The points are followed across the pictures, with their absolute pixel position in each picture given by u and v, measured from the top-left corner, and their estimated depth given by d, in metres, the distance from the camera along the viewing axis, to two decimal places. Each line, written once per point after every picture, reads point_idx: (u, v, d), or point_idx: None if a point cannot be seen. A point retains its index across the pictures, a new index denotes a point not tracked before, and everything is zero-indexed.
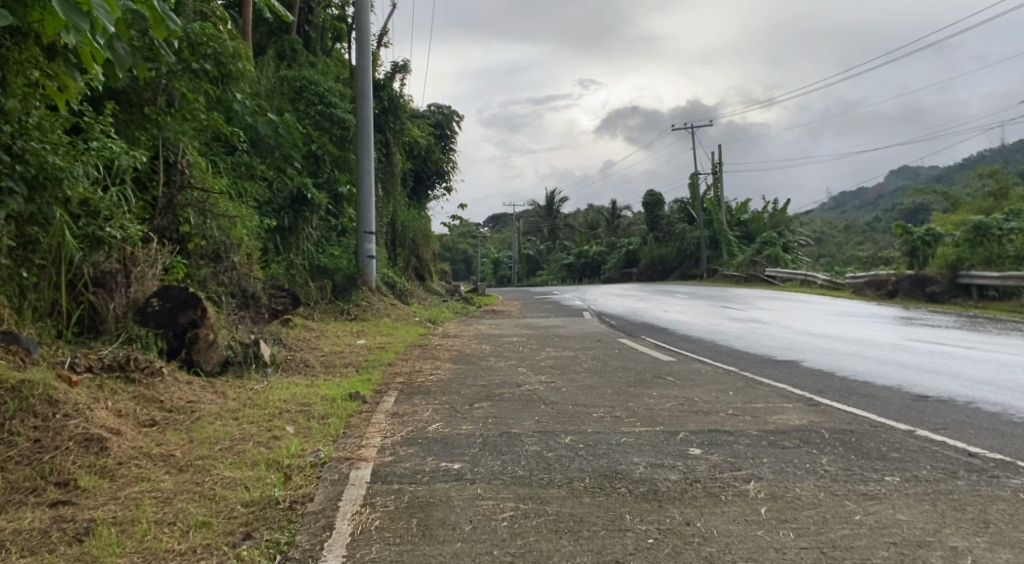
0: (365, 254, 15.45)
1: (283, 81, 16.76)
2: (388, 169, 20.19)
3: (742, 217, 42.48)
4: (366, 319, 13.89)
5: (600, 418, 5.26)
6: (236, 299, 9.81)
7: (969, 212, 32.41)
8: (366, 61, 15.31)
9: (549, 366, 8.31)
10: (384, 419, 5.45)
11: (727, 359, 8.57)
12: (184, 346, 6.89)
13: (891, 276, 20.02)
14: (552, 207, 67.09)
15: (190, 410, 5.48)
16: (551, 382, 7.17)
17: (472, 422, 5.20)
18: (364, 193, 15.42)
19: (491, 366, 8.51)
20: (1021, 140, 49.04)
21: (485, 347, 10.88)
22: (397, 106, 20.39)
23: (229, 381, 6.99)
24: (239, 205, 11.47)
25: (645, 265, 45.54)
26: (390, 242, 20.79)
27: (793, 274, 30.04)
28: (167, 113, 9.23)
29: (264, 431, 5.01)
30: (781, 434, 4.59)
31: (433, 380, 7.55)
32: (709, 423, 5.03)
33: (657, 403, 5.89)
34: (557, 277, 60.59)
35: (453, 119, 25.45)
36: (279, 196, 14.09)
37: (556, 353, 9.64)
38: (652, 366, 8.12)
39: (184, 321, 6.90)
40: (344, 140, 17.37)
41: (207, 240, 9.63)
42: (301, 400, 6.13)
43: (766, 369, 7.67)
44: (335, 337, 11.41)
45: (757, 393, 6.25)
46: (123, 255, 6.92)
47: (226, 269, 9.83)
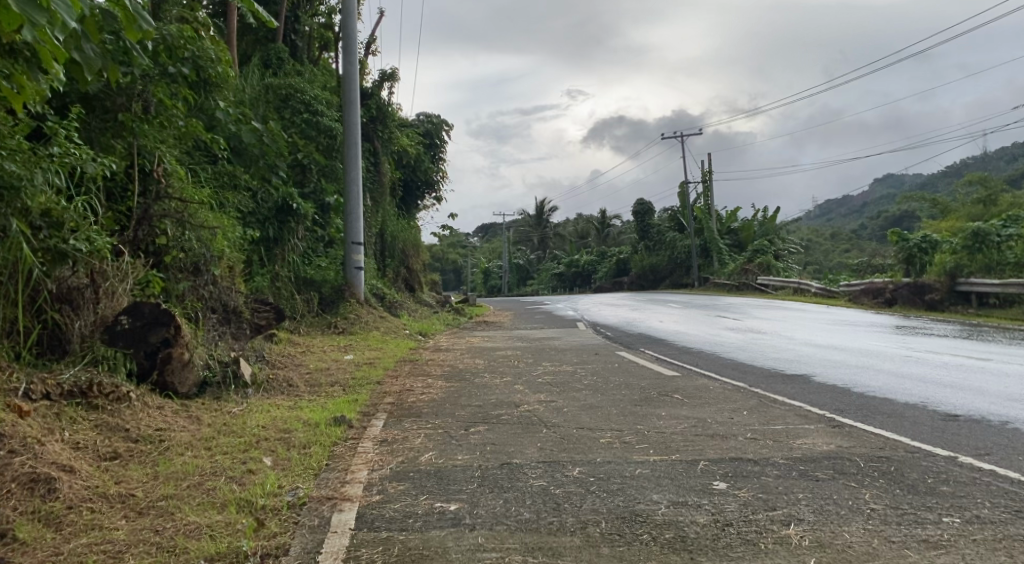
0: (353, 265, 14.96)
1: (267, 89, 16.32)
2: (376, 177, 19.72)
3: (732, 225, 42.23)
4: (355, 333, 13.39)
5: (608, 444, 4.81)
6: (216, 314, 9.31)
7: (959, 219, 32.24)
8: (353, 66, 14.86)
9: (547, 383, 7.84)
10: (370, 448, 4.97)
11: (733, 374, 8.11)
12: (156, 367, 6.40)
13: (887, 285, 19.67)
14: (541, 216, 66.85)
15: (158, 440, 4.99)
16: (551, 401, 6.70)
17: (467, 451, 4.72)
18: (351, 203, 14.94)
19: (485, 384, 8.05)
20: (1005, 148, 49.14)
21: (478, 361, 10.40)
22: (385, 114, 19.94)
23: (205, 404, 6.50)
24: (220, 216, 10.98)
25: (636, 274, 45.17)
26: (378, 252, 20.30)
27: (785, 282, 29.74)
28: (143, 119, 8.79)
29: (238, 464, 4.52)
30: (813, 463, 4.14)
31: (423, 400, 7.07)
32: (729, 450, 4.57)
33: (668, 425, 5.44)
34: (547, 287, 60.26)
35: (442, 127, 25.04)
36: (263, 207, 13.58)
37: (553, 368, 9.19)
38: (656, 382, 7.65)
39: (156, 340, 6.40)
40: (330, 149, 16.89)
41: (186, 252, 9.09)
42: (280, 426, 5.63)
43: (776, 386, 7.20)
44: (322, 353, 10.92)
45: (774, 413, 5.79)
46: (90, 270, 6.42)
47: (205, 283, 9.32)
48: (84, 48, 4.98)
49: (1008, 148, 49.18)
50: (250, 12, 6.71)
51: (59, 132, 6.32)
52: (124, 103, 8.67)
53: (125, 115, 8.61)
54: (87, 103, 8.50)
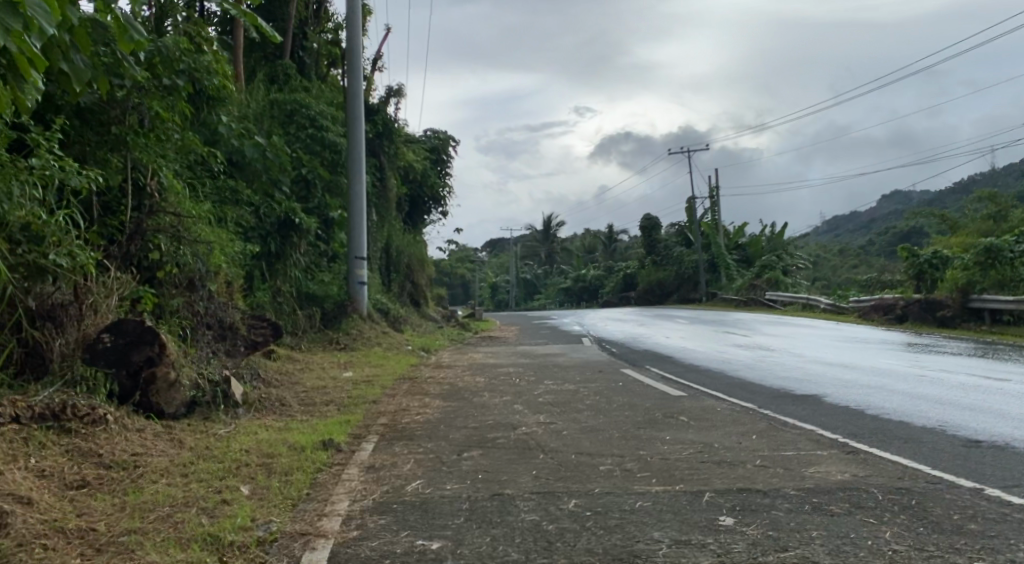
0: (355, 280, 14.72)
1: (271, 103, 16.16)
2: (381, 193, 19.51)
3: (740, 240, 41.89)
4: (356, 349, 13.14)
5: (608, 473, 4.52)
6: (211, 332, 9.07)
7: (970, 235, 31.88)
8: (357, 81, 14.70)
9: (548, 404, 7.54)
10: (356, 475, 4.70)
11: (743, 394, 7.79)
12: (139, 388, 6.16)
13: (898, 301, 19.32)
14: (549, 230, 66.68)
15: (132, 466, 4.74)
16: (550, 423, 6.41)
17: (458, 480, 4.44)
18: (354, 217, 14.72)
19: (484, 404, 7.76)
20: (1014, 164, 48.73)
21: (479, 380, 10.12)
22: (391, 129, 19.77)
23: (191, 425, 6.26)
24: (218, 230, 10.77)
25: (643, 289, 44.84)
26: (383, 267, 20.07)
27: (795, 298, 29.38)
28: (139, 131, 8.49)
29: (213, 494, 4.26)
30: (827, 495, 3.84)
31: (418, 421, 6.80)
32: (737, 480, 4.26)
33: (673, 451, 5.15)
34: (555, 301, 59.95)
35: (448, 142, 24.91)
36: (265, 221, 13.32)
37: (556, 387, 8.90)
38: (661, 403, 7.35)
39: (139, 359, 6.14)
40: (334, 163, 16.69)
41: (180, 267, 8.86)
42: (263, 451, 5.37)
43: (787, 407, 6.89)
44: (319, 370, 10.66)
45: (785, 437, 5.49)
46: (73, 286, 6.20)
47: (201, 299, 9.07)
48: (72, 58, 4.84)
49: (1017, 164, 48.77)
50: (251, 25, 6.46)
51: (40, 144, 6.22)
52: (118, 114, 8.36)
53: (120, 127, 8.33)
54: (80, 115, 8.22)
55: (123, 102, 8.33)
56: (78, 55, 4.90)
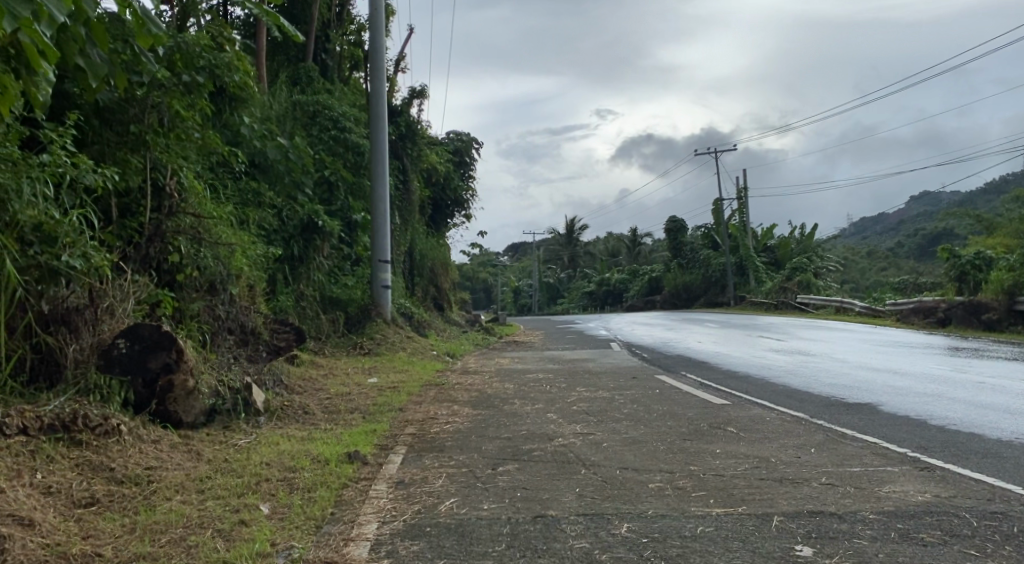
0: (379, 284, 14.44)
1: (294, 105, 15.93)
2: (405, 196, 19.25)
3: (769, 242, 41.20)
4: (381, 354, 12.84)
5: (660, 492, 4.14)
6: (233, 336, 8.78)
7: (1007, 236, 31.06)
8: (381, 82, 14.46)
9: (584, 412, 7.16)
10: (385, 491, 4.37)
11: (790, 403, 7.38)
12: (155, 396, 5.87)
13: (940, 304, 18.69)
14: (572, 234, 66.29)
15: (146, 481, 4.44)
16: (589, 434, 6.03)
17: (496, 498, 4.08)
18: (377, 220, 14.43)
19: (515, 412, 7.40)
20: None
21: (508, 386, 9.76)
22: (414, 131, 19.49)
23: (209, 435, 5.98)
24: (240, 232, 10.51)
25: (669, 292, 44.30)
26: (407, 271, 19.80)
27: (827, 301, 28.73)
28: (159, 131, 8.24)
29: (230, 513, 3.93)
30: (913, 521, 3.43)
31: (448, 431, 6.45)
32: (806, 501, 3.85)
33: (727, 466, 4.76)
34: (578, 305, 59.48)
35: (471, 145, 24.63)
36: (288, 224, 13.05)
37: (589, 394, 8.51)
38: (703, 412, 6.94)
39: (156, 366, 5.83)
40: (357, 165, 16.43)
41: (201, 270, 8.60)
42: (285, 463, 5.04)
43: (842, 417, 6.47)
44: (344, 376, 10.34)
45: (847, 451, 5.07)
46: (88, 288, 5.94)
47: (222, 303, 8.81)
48: (88, 53, 4.50)
49: None
50: (275, 26, 6.08)
51: (52, 140, 5.98)
52: (138, 113, 8.06)
53: (139, 127, 8.04)
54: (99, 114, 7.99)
55: (143, 101, 8.02)
56: (95, 52, 4.54)
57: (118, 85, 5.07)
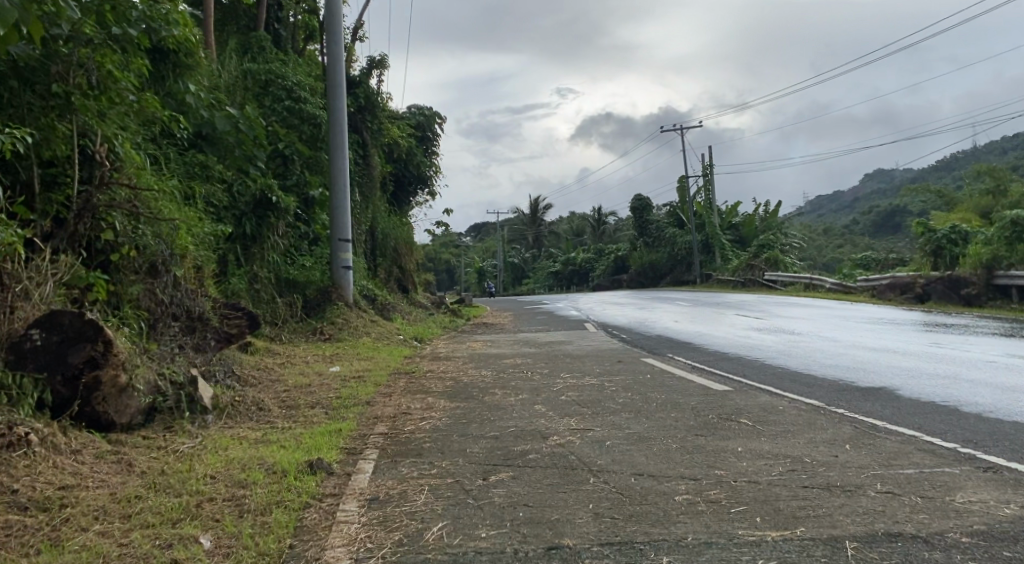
0: (340, 264, 13.54)
1: (244, 74, 14.82)
2: (365, 171, 18.27)
3: (733, 220, 40.81)
4: (343, 339, 11.95)
5: (691, 506, 3.45)
6: (178, 323, 7.86)
7: (967, 209, 30.99)
8: (339, 49, 13.48)
9: (574, 403, 6.42)
10: (355, 513, 3.60)
11: (797, 388, 6.74)
12: (79, 397, 4.99)
13: (917, 280, 18.34)
14: (535, 215, 65.51)
15: (58, 507, 3.63)
16: (587, 430, 5.31)
17: (493, 521, 3.36)
18: (339, 197, 13.51)
19: (497, 404, 6.63)
20: (995, 141, 47.43)
21: (483, 373, 8.97)
22: (374, 104, 18.50)
23: (144, 441, 5.13)
24: (184, 207, 9.53)
25: (634, 271, 43.92)
26: (369, 251, 18.83)
27: (796, 278, 28.42)
28: (89, 92, 7.23)
29: (159, 550, 3.12)
30: (1018, 546, 2.79)
31: (423, 429, 5.67)
32: (873, 517, 3.18)
33: (758, 469, 4.07)
34: (543, 286, 58.90)
35: (434, 120, 23.64)
36: (240, 201, 12.02)
37: (575, 381, 7.80)
38: (708, 400, 6.26)
39: (79, 361, 4.98)
40: (315, 139, 15.43)
41: (140, 250, 7.64)
42: (234, 477, 4.23)
43: (862, 405, 5.82)
44: (304, 365, 9.45)
45: (888, 447, 4.42)
46: None
47: (165, 286, 7.87)
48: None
49: (997, 140, 47.41)
50: None
51: None
52: (62, 70, 6.98)
53: (64, 86, 6.98)
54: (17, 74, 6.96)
55: (66, 55, 6.97)
56: None
57: (34, 31, 4.29)
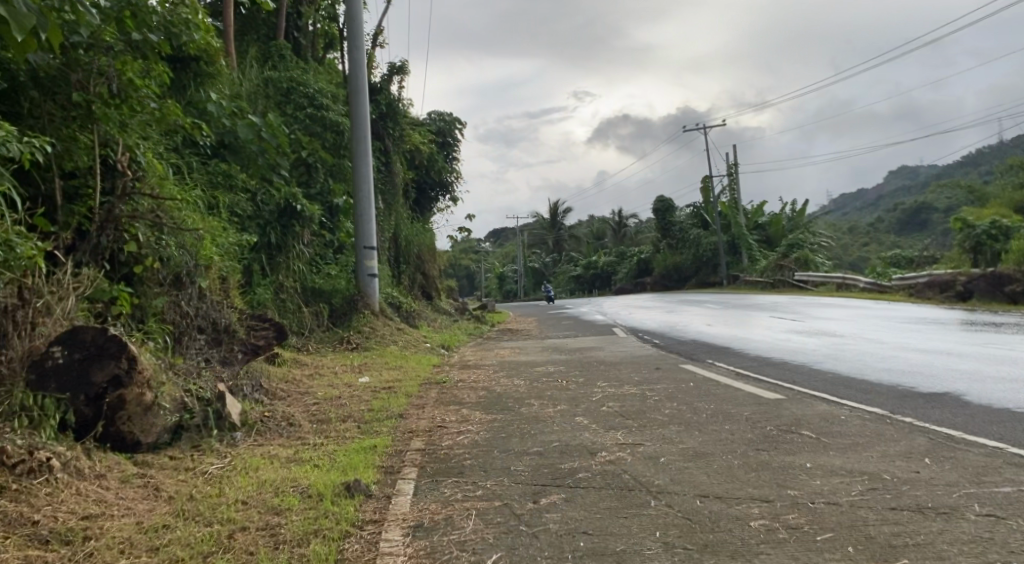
0: (366, 272, 13.35)
1: (266, 83, 14.66)
2: (387, 179, 18.03)
3: (759, 219, 40.22)
4: (371, 349, 11.70)
5: (771, 534, 3.13)
6: (204, 335, 7.63)
7: (1001, 204, 30.24)
8: (360, 55, 13.27)
9: (618, 415, 6.10)
10: (400, 542, 3.32)
11: (854, 395, 6.37)
12: (102, 417, 4.75)
13: (957, 277, 17.79)
14: (556, 218, 65.09)
15: (80, 540, 3.38)
16: (637, 445, 4.99)
17: (552, 555, 3.07)
18: (363, 204, 13.30)
19: (537, 416, 6.32)
20: None
21: (517, 382, 8.65)
22: (396, 110, 18.30)
23: (170, 462, 4.89)
24: (208, 217, 9.32)
25: (658, 274, 43.38)
26: (393, 259, 18.59)
27: (827, 278, 27.84)
28: (110, 101, 6.97)
29: None
30: None
31: (462, 444, 5.37)
32: (983, 546, 2.85)
33: (836, 488, 3.74)
34: (565, 290, 58.48)
35: (455, 126, 23.44)
36: (264, 210, 11.83)
37: (615, 390, 7.46)
38: (761, 410, 5.92)
39: (102, 380, 4.72)
40: (337, 146, 15.23)
41: (164, 261, 7.43)
42: (267, 502, 3.96)
43: (930, 413, 5.45)
44: (333, 376, 9.19)
45: (975, 461, 4.06)
46: (17, 285, 4.87)
47: (190, 298, 7.64)
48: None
49: None
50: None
51: None
52: (82, 79, 6.76)
53: (84, 95, 6.75)
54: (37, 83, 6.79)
55: (86, 63, 6.76)
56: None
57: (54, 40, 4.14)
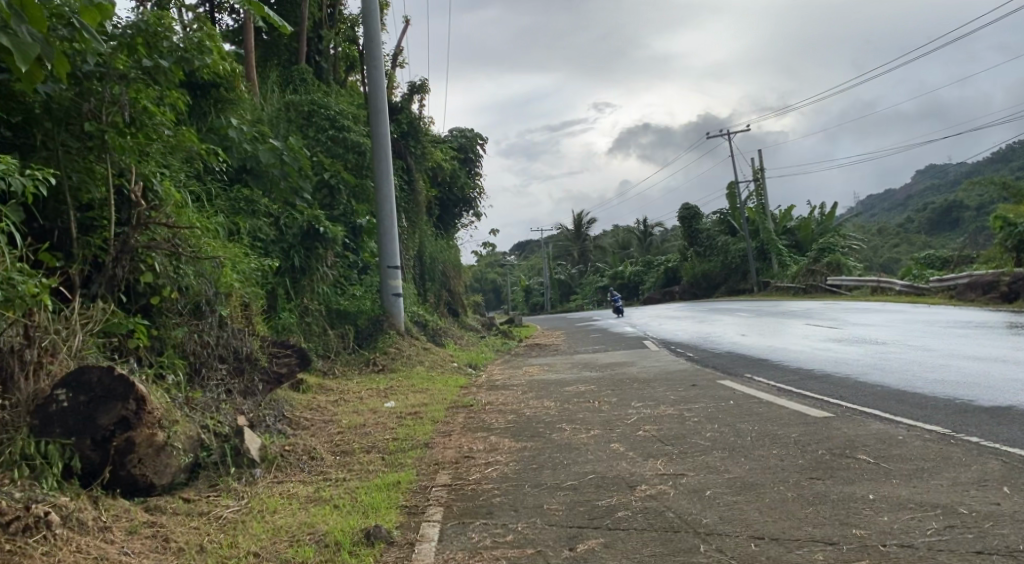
0: (390, 293, 13.11)
1: (287, 106, 14.58)
2: (411, 197, 17.82)
3: (788, 224, 39.55)
4: (397, 371, 11.42)
5: None
6: (226, 365, 7.37)
7: None
8: (380, 74, 13.09)
9: (656, 440, 5.73)
10: None
11: (911, 411, 5.95)
12: (110, 462, 4.49)
13: (1001, 278, 17.14)
14: (581, 230, 64.64)
15: None
16: (680, 475, 4.63)
17: None
18: (385, 223, 13.08)
19: (571, 443, 5.97)
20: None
21: (548, 404, 8.30)
22: (417, 128, 18.15)
23: (184, 506, 4.62)
24: (228, 243, 9.12)
25: (686, 282, 42.81)
26: (418, 277, 18.35)
27: (862, 282, 27.14)
28: (125, 130, 6.75)
29: None
30: None
31: (492, 478, 5.05)
32: None
33: (905, 527, 3.36)
34: (593, 302, 57.96)
35: (476, 141, 23.26)
36: (287, 234, 11.62)
37: (652, 411, 7.10)
38: (811, 431, 5.53)
39: (109, 423, 4.48)
40: (360, 166, 15.05)
41: (181, 290, 7.18)
42: (279, 555, 3.66)
43: (999, 431, 5.02)
44: (357, 402, 8.92)
45: None
46: (24, 326, 4.66)
47: (211, 327, 7.39)
48: (16, 29, 3.37)
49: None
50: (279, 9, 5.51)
51: None
52: (94, 108, 6.52)
53: (97, 124, 6.52)
54: None
55: (99, 93, 6.51)
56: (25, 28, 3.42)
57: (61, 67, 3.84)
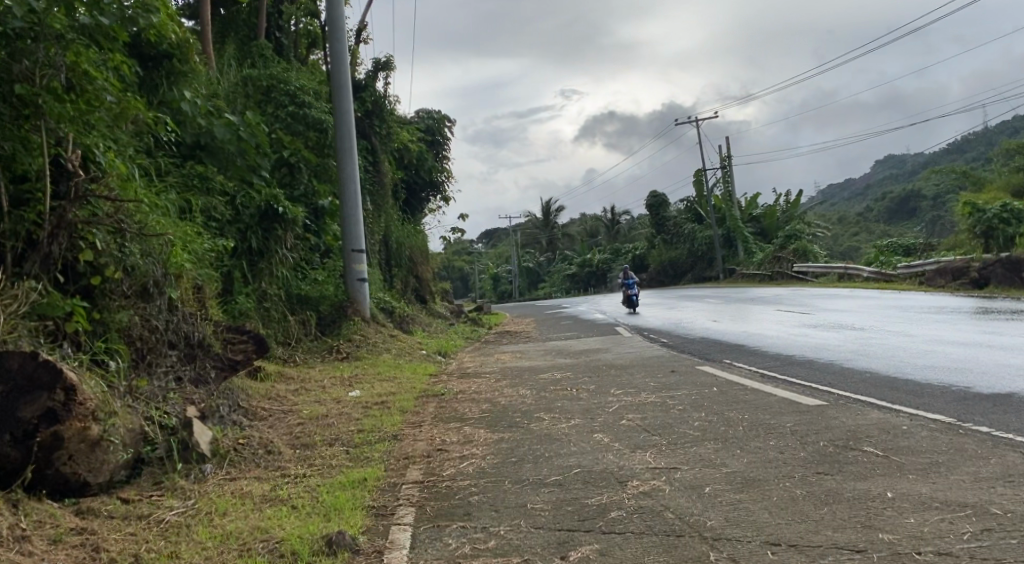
0: (354, 277, 12.54)
1: (245, 80, 13.87)
2: (376, 178, 17.21)
3: (753, 211, 39.59)
4: (361, 358, 10.91)
5: None
6: (176, 352, 6.79)
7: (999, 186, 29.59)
8: (343, 47, 12.45)
9: (643, 431, 5.33)
10: None
11: (908, 399, 5.62)
12: (35, 460, 3.95)
13: (970, 264, 17.11)
14: (548, 217, 64.31)
15: None
16: (673, 470, 4.23)
17: None
18: (348, 205, 12.49)
19: (549, 434, 5.54)
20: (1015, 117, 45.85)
21: (523, 393, 7.89)
22: (382, 107, 17.52)
23: (121, 507, 4.11)
24: (180, 221, 8.50)
25: (654, 269, 42.92)
26: (384, 261, 17.78)
27: (828, 269, 27.14)
28: (63, 95, 6.07)
29: None
30: None
31: (465, 474, 4.60)
32: None
33: (939, 531, 2.99)
34: (561, 290, 57.82)
35: (444, 123, 22.67)
36: (244, 213, 10.97)
37: (634, 400, 6.71)
38: (808, 421, 5.17)
39: (32, 416, 3.95)
40: (322, 145, 14.41)
41: (127, 270, 6.46)
42: None
43: (1007, 420, 4.71)
44: (320, 390, 8.40)
45: None
46: None
47: (159, 311, 6.74)
48: None
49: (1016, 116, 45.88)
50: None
51: None
52: (27, 69, 5.86)
53: (29, 87, 5.84)
54: None
55: (32, 53, 5.85)
56: None
57: None
